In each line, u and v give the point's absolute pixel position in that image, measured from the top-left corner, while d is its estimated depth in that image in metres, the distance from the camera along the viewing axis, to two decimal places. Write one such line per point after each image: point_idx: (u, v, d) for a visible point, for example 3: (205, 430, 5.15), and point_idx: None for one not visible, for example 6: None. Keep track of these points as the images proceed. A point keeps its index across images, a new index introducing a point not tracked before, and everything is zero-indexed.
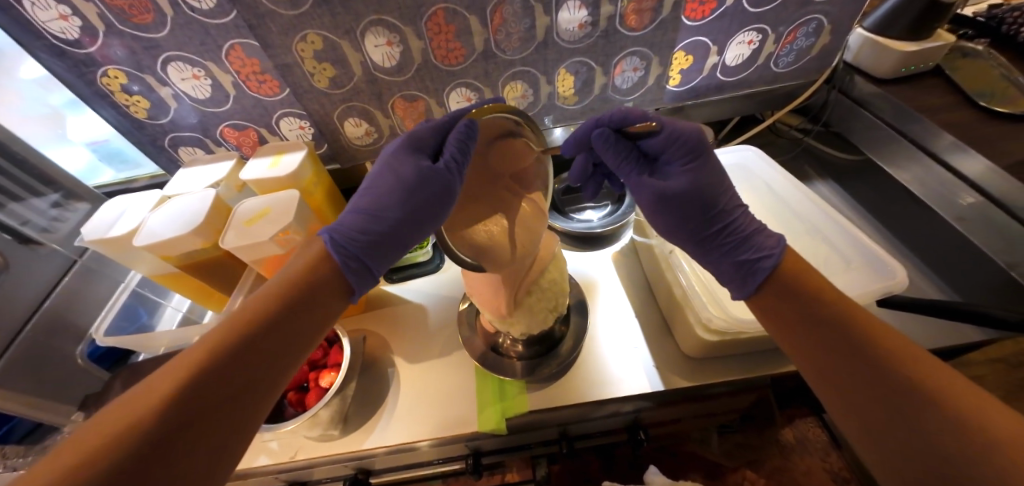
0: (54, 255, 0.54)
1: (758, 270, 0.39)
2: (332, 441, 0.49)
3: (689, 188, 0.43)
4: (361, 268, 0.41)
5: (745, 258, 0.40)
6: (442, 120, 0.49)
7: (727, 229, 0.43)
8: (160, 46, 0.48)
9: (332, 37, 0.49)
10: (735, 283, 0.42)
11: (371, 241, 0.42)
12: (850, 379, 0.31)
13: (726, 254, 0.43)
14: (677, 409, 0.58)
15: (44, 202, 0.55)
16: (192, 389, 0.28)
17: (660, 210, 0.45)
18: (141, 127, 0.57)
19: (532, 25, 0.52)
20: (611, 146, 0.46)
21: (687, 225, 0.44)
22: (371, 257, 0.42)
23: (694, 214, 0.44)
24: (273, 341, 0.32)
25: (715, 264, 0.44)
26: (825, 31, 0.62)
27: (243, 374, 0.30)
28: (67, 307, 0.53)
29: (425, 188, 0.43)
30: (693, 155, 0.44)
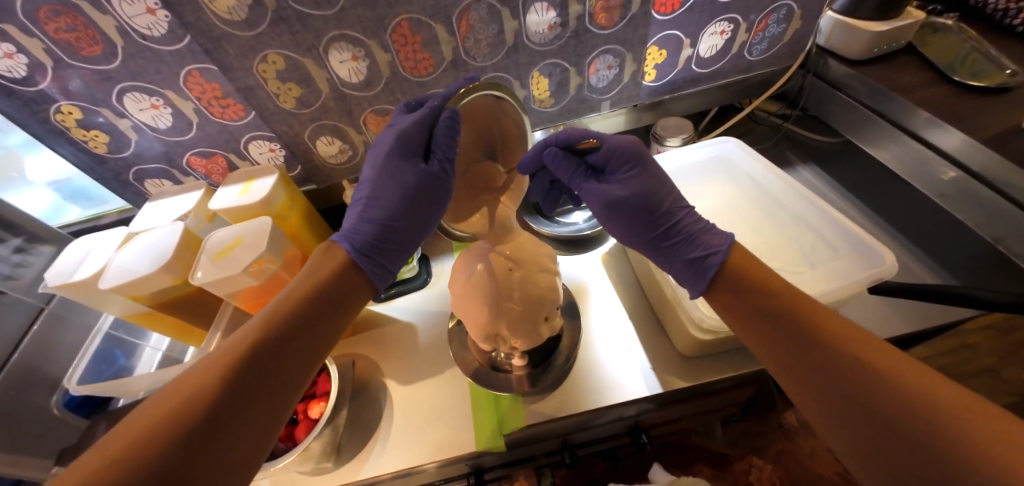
0: (18, 304, 0.51)
1: (707, 268, 0.39)
2: (327, 474, 0.48)
3: (633, 196, 0.43)
4: (377, 269, 0.41)
5: (691, 256, 0.40)
6: (426, 111, 0.44)
7: (678, 225, 0.43)
8: (114, 77, 0.46)
9: (295, 56, 0.47)
10: (687, 281, 0.41)
11: (385, 247, 0.42)
12: (808, 366, 0.31)
13: (677, 253, 0.42)
14: (675, 409, 0.57)
15: (6, 248, 0.53)
16: (231, 388, 0.29)
17: (613, 221, 0.45)
18: (103, 162, 0.55)
19: (500, 30, 0.51)
20: (561, 163, 0.45)
21: (642, 221, 0.44)
22: (388, 258, 0.43)
23: (650, 217, 0.43)
24: (302, 341, 0.33)
25: (666, 264, 0.44)
26: (796, 16, 0.62)
27: (269, 377, 0.31)
28: (37, 357, 0.51)
29: (432, 187, 0.42)
30: (633, 162, 0.44)
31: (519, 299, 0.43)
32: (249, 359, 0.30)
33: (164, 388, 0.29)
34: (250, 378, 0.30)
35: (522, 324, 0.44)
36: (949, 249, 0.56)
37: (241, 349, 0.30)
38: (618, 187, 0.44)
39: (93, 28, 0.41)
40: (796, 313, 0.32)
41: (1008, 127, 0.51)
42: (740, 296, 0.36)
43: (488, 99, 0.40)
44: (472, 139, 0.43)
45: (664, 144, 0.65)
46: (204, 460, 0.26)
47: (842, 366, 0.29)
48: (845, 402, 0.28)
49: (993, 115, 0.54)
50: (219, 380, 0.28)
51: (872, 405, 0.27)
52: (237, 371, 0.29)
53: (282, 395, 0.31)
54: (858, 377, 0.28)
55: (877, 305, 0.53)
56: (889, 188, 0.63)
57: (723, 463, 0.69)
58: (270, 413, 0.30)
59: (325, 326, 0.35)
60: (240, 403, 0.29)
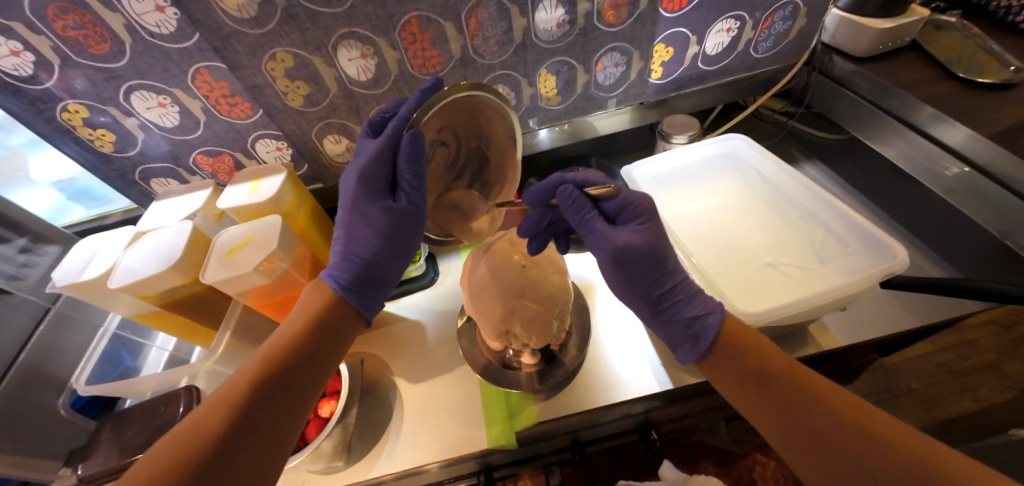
0: (24, 304, 0.51)
1: (705, 332, 0.40)
2: (337, 473, 0.47)
3: (648, 249, 0.43)
4: (364, 303, 0.43)
5: (689, 319, 0.42)
6: (383, 141, 0.41)
7: (678, 288, 0.44)
8: (121, 76, 0.46)
9: (304, 54, 0.47)
10: (685, 346, 0.42)
11: (367, 281, 0.43)
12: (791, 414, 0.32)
13: (678, 314, 0.43)
14: (686, 405, 0.57)
15: (12, 248, 0.52)
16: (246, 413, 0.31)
17: (619, 273, 0.44)
18: (109, 162, 0.55)
19: (508, 28, 0.51)
20: (573, 204, 0.42)
21: (646, 276, 0.44)
22: (374, 290, 0.44)
23: (654, 275, 0.44)
24: (306, 368, 0.35)
25: (665, 329, 0.44)
26: (802, 14, 0.62)
27: (279, 407, 0.33)
28: (45, 359, 0.51)
29: (404, 219, 0.43)
30: (647, 216, 0.44)
31: (532, 296, 0.43)
32: (254, 398, 0.32)
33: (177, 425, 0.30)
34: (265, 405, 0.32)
35: (535, 323, 0.43)
36: (956, 244, 0.57)
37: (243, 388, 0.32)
38: (635, 235, 0.43)
39: (101, 26, 0.41)
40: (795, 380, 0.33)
41: (1016, 122, 0.52)
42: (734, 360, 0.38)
43: (458, 101, 0.37)
44: (445, 129, 0.39)
45: (669, 142, 0.65)
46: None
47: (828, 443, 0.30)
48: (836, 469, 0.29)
49: (999, 111, 0.54)
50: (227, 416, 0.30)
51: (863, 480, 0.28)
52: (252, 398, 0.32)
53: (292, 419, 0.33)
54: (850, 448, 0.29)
55: (886, 301, 0.53)
56: (897, 185, 0.65)
57: (727, 460, 0.67)
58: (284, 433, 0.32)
59: (324, 354, 0.37)
60: (251, 432, 0.30)
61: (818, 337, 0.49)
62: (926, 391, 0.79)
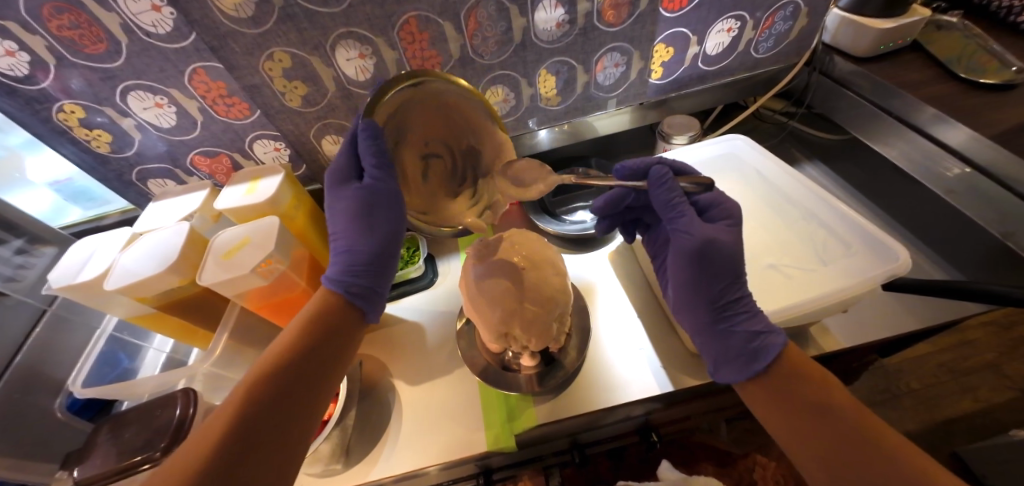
0: (20, 306, 0.51)
1: (764, 350, 0.36)
2: (336, 476, 0.47)
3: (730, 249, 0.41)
4: (363, 292, 0.42)
5: (750, 333, 0.38)
6: (347, 136, 0.45)
7: (743, 302, 0.41)
8: (117, 76, 0.45)
9: (302, 54, 0.47)
10: (733, 362, 0.38)
11: (368, 270, 0.43)
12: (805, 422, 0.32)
13: (738, 326, 0.39)
14: (687, 407, 0.57)
15: (8, 249, 0.52)
16: (257, 407, 0.31)
17: (695, 264, 0.42)
18: (105, 162, 0.54)
19: (508, 28, 0.51)
20: (663, 184, 0.45)
21: (710, 280, 0.41)
22: (372, 278, 0.43)
23: (725, 282, 0.41)
24: (314, 362, 0.36)
25: (716, 343, 0.40)
26: (802, 14, 0.62)
27: (287, 404, 0.33)
28: (40, 361, 0.50)
29: (387, 197, 0.43)
30: (734, 219, 0.44)
31: (532, 298, 0.43)
32: (263, 394, 0.32)
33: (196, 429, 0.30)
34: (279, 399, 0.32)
35: (535, 325, 0.43)
36: (958, 244, 0.57)
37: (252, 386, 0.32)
38: (721, 229, 0.43)
39: (97, 26, 0.40)
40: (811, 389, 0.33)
41: (1017, 123, 0.51)
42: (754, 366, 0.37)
43: (408, 88, 0.39)
44: (427, 139, 0.44)
45: (670, 142, 0.65)
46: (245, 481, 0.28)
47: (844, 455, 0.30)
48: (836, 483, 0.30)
49: (1000, 112, 0.54)
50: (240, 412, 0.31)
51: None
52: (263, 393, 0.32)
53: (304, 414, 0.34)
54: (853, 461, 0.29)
55: (888, 302, 0.53)
56: (900, 185, 0.64)
57: (727, 461, 0.67)
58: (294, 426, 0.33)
59: (331, 348, 0.37)
60: (264, 427, 0.31)
61: (820, 339, 0.49)
62: (926, 392, 0.79)
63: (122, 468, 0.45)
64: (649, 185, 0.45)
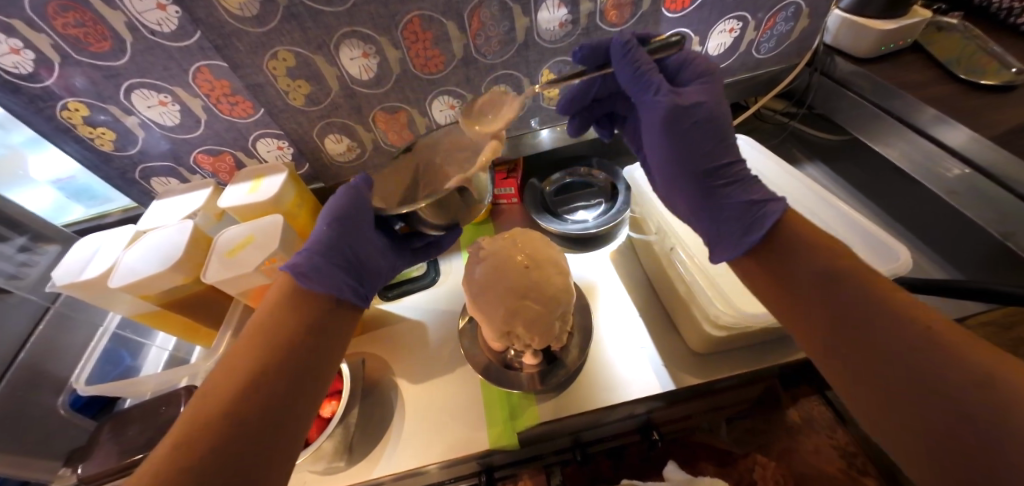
0: (24, 303, 0.51)
1: (761, 220, 0.35)
2: (338, 474, 0.47)
3: (706, 111, 0.40)
4: (322, 269, 0.41)
5: (745, 203, 0.36)
6: None
7: (731, 169, 0.40)
8: (121, 74, 0.45)
9: (306, 53, 0.47)
10: (732, 236, 0.37)
11: (327, 261, 0.42)
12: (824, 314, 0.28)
13: (734, 199, 0.38)
14: (687, 406, 0.57)
15: (11, 247, 0.52)
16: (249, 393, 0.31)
17: (669, 133, 0.41)
18: (109, 160, 0.54)
19: (511, 27, 0.51)
20: (629, 54, 0.42)
21: (692, 151, 0.40)
22: (334, 262, 0.43)
23: (708, 153, 0.40)
24: (309, 354, 0.36)
25: (713, 223, 0.39)
26: (804, 15, 0.63)
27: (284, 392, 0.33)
28: (44, 358, 0.50)
29: (349, 208, 0.47)
30: (707, 76, 0.43)
31: (535, 297, 0.43)
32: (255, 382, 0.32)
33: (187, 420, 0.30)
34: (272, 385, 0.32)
35: (538, 324, 0.43)
36: (958, 244, 0.57)
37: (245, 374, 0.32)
38: (695, 91, 0.41)
39: (102, 24, 0.40)
40: (842, 288, 0.28)
41: (1017, 124, 0.52)
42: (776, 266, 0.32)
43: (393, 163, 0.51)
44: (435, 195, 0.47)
45: None
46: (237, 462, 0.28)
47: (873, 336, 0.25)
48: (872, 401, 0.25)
49: (1000, 113, 0.54)
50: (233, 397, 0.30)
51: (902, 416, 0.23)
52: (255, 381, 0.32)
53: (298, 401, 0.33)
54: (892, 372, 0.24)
55: None
56: (901, 185, 0.64)
57: (727, 461, 0.65)
58: (298, 425, 0.32)
59: (323, 349, 0.38)
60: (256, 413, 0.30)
61: None
62: None
63: (128, 464, 0.45)
64: (613, 61, 0.43)
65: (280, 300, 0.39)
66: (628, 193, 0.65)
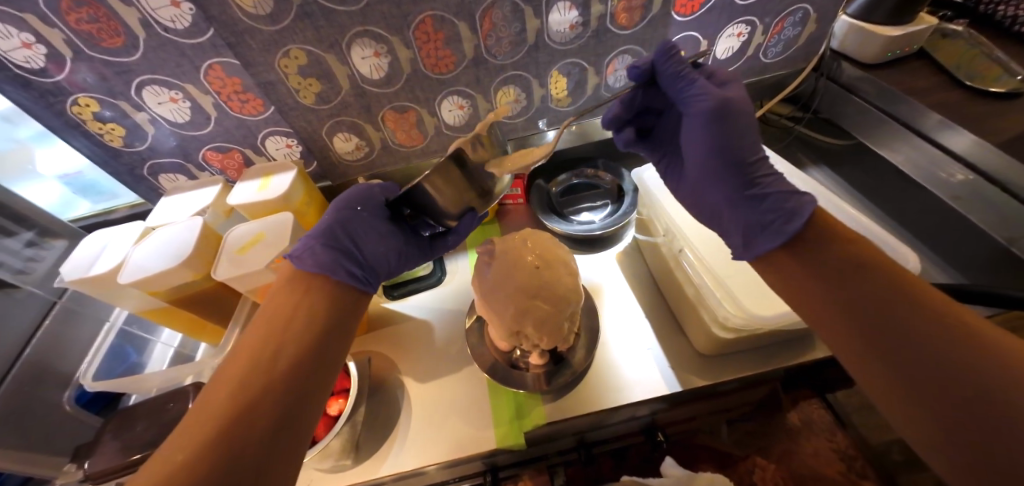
0: (31, 298, 0.51)
1: (800, 208, 0.34)
2: (345, 472, 0.47)
3: (743, 111, 0.41)
4: (318, 252, 0.42)
5: (785, 194, 0.36)
6: None
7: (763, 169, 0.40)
8: (133, 70, 0.45)
9: (318, 52, 0.47)
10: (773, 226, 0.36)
11: (325, 243, 0.43)
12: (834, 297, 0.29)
13: (770, 191, 0.38)
14: (690, 408, 0.57)
15: (18, 242, 0.52)
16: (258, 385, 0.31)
17: (714, 126, 0.40)
18: (118, 156, 0.54)
19: (522, 29, 0.51)
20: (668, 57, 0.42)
21: (730, 151, 0.40)
22: (333, 247, 0.43)
23: (742, 152, 0.40)
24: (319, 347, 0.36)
25: (751, 216, 0.38)
26: (811, 20, 0.63)
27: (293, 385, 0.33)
28: (50, 354, 0.50)
29: (363, 200, 0.49)
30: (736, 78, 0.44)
31: (546, 297, 0.43)
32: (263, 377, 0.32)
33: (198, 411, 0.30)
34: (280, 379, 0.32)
35: (547, 323, 0.43)
36: (960, 248, 0.58)
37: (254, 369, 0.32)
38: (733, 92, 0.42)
39: (116, 20, 0.41)
40: (868, 273, 0.28)
41: (1021, 131, 0.52)
42: (797, 251, 0.33)
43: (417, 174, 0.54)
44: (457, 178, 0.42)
45: None
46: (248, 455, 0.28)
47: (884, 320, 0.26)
48: (888, 384, 0.26)
49: (1003, 119, 0.54)
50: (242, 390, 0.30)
51: (921, 400, 0.24)
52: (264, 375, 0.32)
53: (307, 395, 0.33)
54: (911, 354, 0.25)
55: None
56: (905, 190, 0.65)
57: (727, 463, 0.64)
58: (304, 424, 0.32)
59: (329, 346, 0.37)
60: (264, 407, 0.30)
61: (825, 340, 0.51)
62: None
63: (133, 460, 0.45)
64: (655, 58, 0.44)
65: (283, 299, 0.38)
66: (635, 196, 0.65)
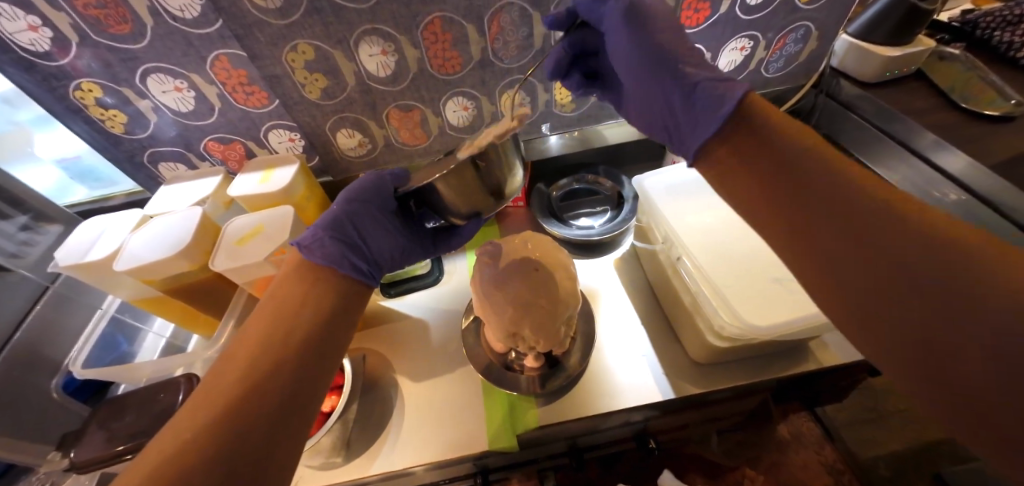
0: (23, 282, 0.50)
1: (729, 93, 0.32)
2: (335, 469, 0.47)
3: (662, 20, 0.39)
4: (328, 246, 0.41)
5: (713, 86, 0.34)
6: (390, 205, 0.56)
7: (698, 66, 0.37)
8: (139, 58, 0.45)
9: (325, 47, 0.47)
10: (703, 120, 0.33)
11: (334, 236, 0.42)
12: (813, 218, 0.24)
13: (703, 86, 0.35)
14: (682, 416, 0.57)
15: (12, 225, 0.52)
16: (265, 369, 0.31)
17: (630, 31, 0.39)
18: (118, 143, 0.54)
19: (529, 33, 0.52)
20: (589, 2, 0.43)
21: (655, 55, 0.38)
22: (344, 240, 0.42)
23: (668, 54, 0.38)
24: (324, 336, 0.36)
25: (691, 118, 0.35)
26: (813, 37, 0.65)
27: (300, 371, 0.32)
28: (40, 340, 0.50)
29: (374, 191, 0.47)
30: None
31: (545, 299, 0.43)
32: (270, 360, 0.31)
33: (204, 389, 0.30)
34: (287, 364, 0.32)
35: (544, 325, 0.44)
36: None
37: (260, 352, 0.32)
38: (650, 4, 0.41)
39: (124, 7, 0.41)
40: (845, 193, 0.23)
41: (1012, 154, 0.53)
42: (769, 179, 0.27)
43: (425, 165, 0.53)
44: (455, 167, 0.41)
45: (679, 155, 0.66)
46: (249, 438, 0.27)
47: (862, 246, 0.22)
48: (858, 327, 0.22)
49: (996, 142, 0.56)
50: (250, 372, 0.30)
51: (895, 350, 0.21)
52: (272, 359, 0.31)
53: (313, 383, 0.33)
54: (886, 294, 0.21)
55: None
56: None
57: (717, 473, 0.64)
58: (308, 414, 0.32)
59: (334, 335, 0.37)
60: (269, 390, 0.30)
61: (817, 352, 0.51)
62: None
63: (120, 451, 0.44)
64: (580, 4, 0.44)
65: (289, 287, 0.38)
66: (634, 203, 0.66)
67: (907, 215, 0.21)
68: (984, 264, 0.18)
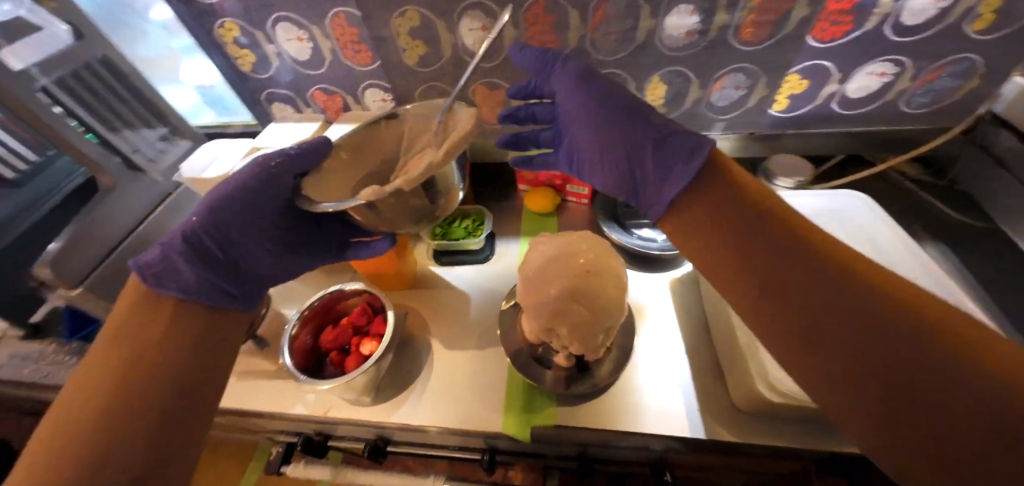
0: (152, 184, 0.59)
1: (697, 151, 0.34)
2: (362, 408, 0.51)
3: (594, 89, 0.40)
4: (198, 277, 0.35)
5: (680, 147, 0.35)
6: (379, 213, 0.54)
7: (650, 127, 0.39)
8: (274, 6, 0.51)
9: (431, 16, 0.49)
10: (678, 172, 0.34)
11: (183, 251, 0.35)
12: (769, 278, 0.26)
13: (659, 147, 0.37)
14: (708, 457, 0.54)
15: (154, 134, 0.62)
16: (130, 381, 0.28)
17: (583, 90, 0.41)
18: (244, 79, 0.62)
19: (634, 27, 0.49)
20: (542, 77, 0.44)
21: (623, 120, 0.39)
22: (212, 267, 0.37)
23: (629, 118, 0.39)
24: (197, 338, 0.32)
25: (665, 178, 0.35)
26: (977, 74, 0.54)
27: (179, 379, 0.30)
28: (155, 234, 0.58)
29: (248, 193, 0.41)
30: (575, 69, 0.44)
31: (585, 303, 0.42)
32: (131, 376, 0.28)
33: (51, 411, 0.26)
34: (158, 373, 0.29)
35: (583, 328, 0.42)
36: None
37: (117, 365, 0.28)
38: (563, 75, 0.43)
39: None
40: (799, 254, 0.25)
41: None
42: (729, 235, 0.29)
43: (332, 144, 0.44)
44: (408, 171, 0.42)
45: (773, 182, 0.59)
46: (136, 450, 0.26)
47: (818, 300, 0.24)
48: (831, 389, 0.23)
49: None
50: (107, 387, 0.27)
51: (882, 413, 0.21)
52: (133, 373, 0.28)
53: (202, 383, 0.31)
54: (855, 352, 0.22)
55: None
56: None
57: None
58: (202, 421, 0.30)
59: (209, 340, 0.33)
60: (141, 401, 0.27)
61: None
62: None
63: None
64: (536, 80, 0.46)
65: (136, 321, 0.31)
66: None
67: (851, 272, 0.24)
68: (944, 325, 0.20)
